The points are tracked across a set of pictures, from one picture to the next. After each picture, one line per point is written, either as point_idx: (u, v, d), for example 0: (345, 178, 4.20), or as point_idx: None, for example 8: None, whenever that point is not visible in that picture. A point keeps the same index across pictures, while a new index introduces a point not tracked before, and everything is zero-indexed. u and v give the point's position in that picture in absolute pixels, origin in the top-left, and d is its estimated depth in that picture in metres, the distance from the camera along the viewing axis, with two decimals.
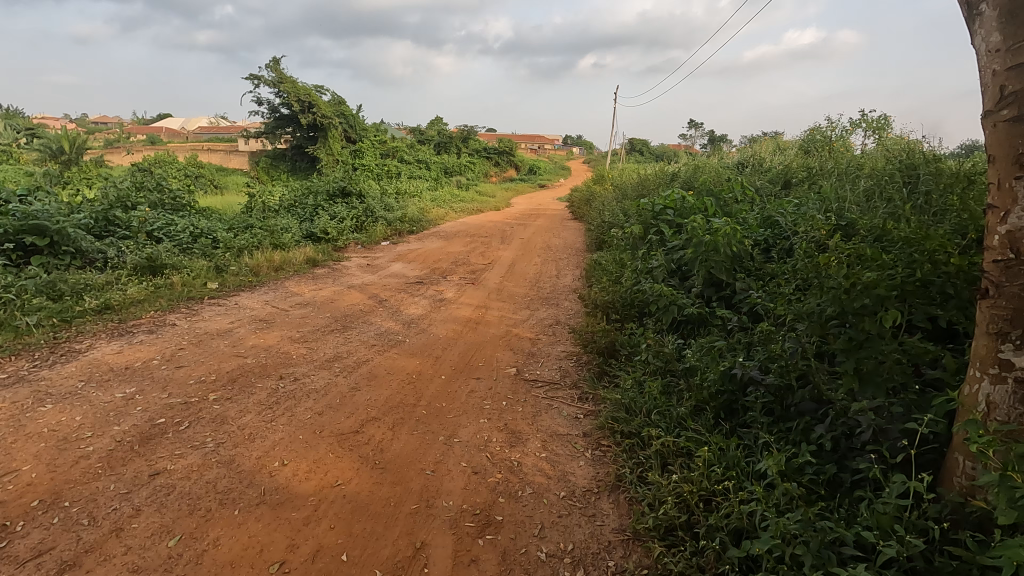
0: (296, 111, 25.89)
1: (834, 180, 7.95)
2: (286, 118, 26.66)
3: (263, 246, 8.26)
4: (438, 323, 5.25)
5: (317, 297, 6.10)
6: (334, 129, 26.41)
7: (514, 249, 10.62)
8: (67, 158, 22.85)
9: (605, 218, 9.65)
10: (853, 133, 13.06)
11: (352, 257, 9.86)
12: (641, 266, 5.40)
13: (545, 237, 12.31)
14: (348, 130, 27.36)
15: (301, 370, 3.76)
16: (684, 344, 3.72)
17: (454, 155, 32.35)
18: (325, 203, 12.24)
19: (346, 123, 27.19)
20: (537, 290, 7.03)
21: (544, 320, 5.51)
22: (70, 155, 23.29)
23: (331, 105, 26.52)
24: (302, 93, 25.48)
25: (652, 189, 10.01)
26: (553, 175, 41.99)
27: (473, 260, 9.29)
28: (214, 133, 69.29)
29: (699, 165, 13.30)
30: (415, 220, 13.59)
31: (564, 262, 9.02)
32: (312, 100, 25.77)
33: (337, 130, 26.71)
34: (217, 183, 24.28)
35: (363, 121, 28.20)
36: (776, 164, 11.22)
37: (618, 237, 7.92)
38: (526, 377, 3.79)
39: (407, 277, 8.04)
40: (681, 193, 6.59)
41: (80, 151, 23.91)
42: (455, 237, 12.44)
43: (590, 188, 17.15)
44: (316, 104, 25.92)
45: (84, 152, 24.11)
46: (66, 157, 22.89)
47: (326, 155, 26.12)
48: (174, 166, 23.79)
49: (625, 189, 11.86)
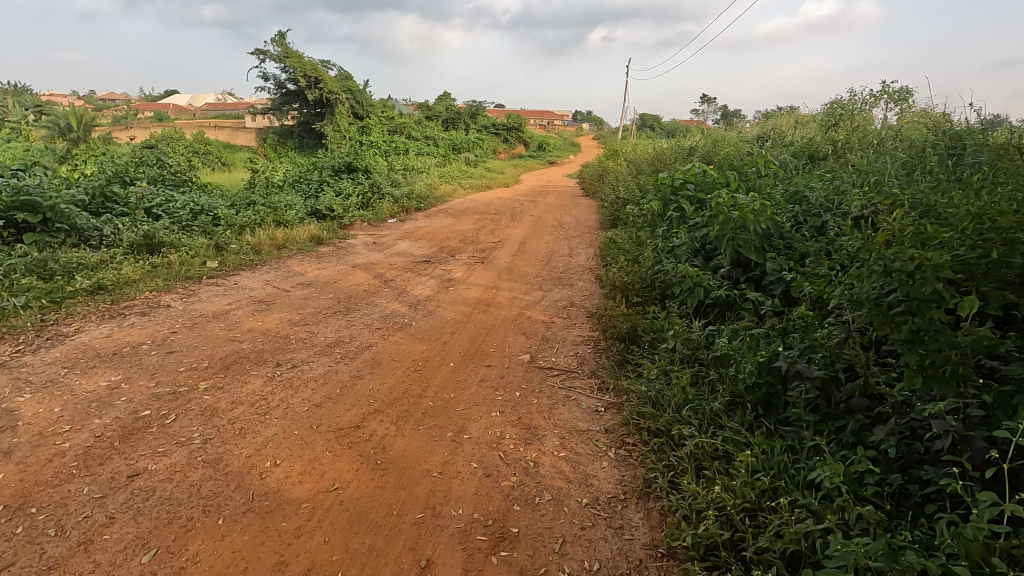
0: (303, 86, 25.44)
1: (863, 155, 7.55)
2: (292, 94, 26.21)
3: (266, 223, 8.01)
4: (446, 304, 4.98)
5: (320, 276, 5.85)
6: (341, 105, 25.95)
7: (524, 226, 10.30)
8: (74, 135, 22.62)
9: (620, 194, 9.29)
10: (876, 106, 12.57)
11: (358, 235, 9.58)
12: (661, 245, 5.08)
13: (556, 214, 11.96)
14: (354, 106, 26.88)
15: (300, 356, 3.51)
16: (713, 330, 3.43)
17: (462, 131, 31.77)
18: (330, 179, 11.92)
19: (353, 98, 26.70)
20: (549, 269, 6.74)
21: (557, 302, 5.22)
22: (78, 132, 23.09)
23: (337, 80, 26.03)
24: (308, 68, 25.09)
25: (669, 164, 9.60)
26: (562, 150, 41.24)
27: (482, 238, 8.99)
28: (220, 110, 69.11)
29: (715, 139, 12.83)
30: (423, 197, 13.25)
31: (577, 240, 8.70)
32: (319, 75, 25.33)
33: (344, 105, 26.25)
34: (224, 160, 24.00)
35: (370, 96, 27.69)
36: (798, 138, 10.76)
37: (635, 214, 7.56)
38: (540, 365, 3.53)
39: (414, 255, 7.75)
40: (703, 166, 6.22)
41: (89, 128, 23.80)
42: (463, 215, 12.12)
43: (601, 164, 16.71)
44: (323, 79, 25.44)
45: (92, 129, 23.98)
46: (75, 135, 22.72)
47: (333, 131, 25.70)
48: (181, 144, 23.59)
49: (639, 164, 11.44)
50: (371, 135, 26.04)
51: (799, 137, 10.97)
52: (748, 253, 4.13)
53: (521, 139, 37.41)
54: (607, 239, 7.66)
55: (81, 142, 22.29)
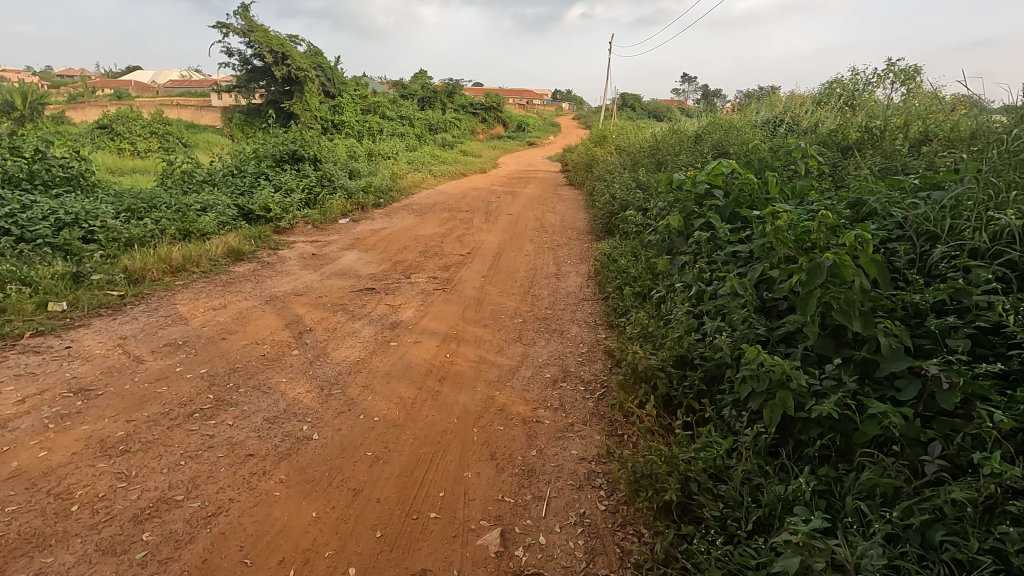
0: (270, 63, 23.08)
1: (913, 150, 6.13)
2: (258, 70, 23.79)
3: (166, 237, 6.22)
4: (379, 381, 3.36)
5: (209, 326, 4.15)
6: (311, 83, 23.47)
7: (501, 228, 8.69)
8: (18, 113, 19.87)
9: (614, 192, 7.74)
10: (885, 85, 11.40)
11: (297, 245, 7.81)
12: (695, 289, 3.52)
13: (536, 211, 10.35)
14: (325, 84, 24.42)
15: (63, 559, 1.87)
16: (840, 514, 1.92)
17: (437, 111, 29.70)
18: (270, 172, 10.02)
19: (322, 76, 24.36)
20: (531, 300, 5.17)
21: (544, 370, 3.64)
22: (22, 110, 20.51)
23: (304, 56, 23.66)
24: (275, 43, 22.73)
25: (672, 158, 8.00)
26: (541, 131, 39.47)
27: (447, 248, 7.32)
28: (181, 88, 65.51)
29: (713, 123, 11.32)
30: (383, 190, 11.43)
31: (565, 252, 7.09)
32: (285, 50, 23.02)
33: (315, 83, 23.78)
34: (189, 141, 21.68)
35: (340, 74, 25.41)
36: (814, 124, 9.30)
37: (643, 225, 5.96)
38: (518, 562, 1.97)
39: (359, 277, 6.05)
40: (732, 165, 4.70)
41: (34, 108, 21.35)
42: (430, 212, 10.44)
43: (586, 150, 15.04)
44: (291, 56, 23.13)
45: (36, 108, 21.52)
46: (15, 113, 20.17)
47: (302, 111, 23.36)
48: (138, 123, 21.38)
49: (634, 154, 9.83)
50: (342, 117, 23.91)
51: (812, 122, 9.52)
52: (847, 322, 2.59)
53: (498, 120, 35.43)
54: (604, 257, 6.05)
55: (25, 121, 19.64)
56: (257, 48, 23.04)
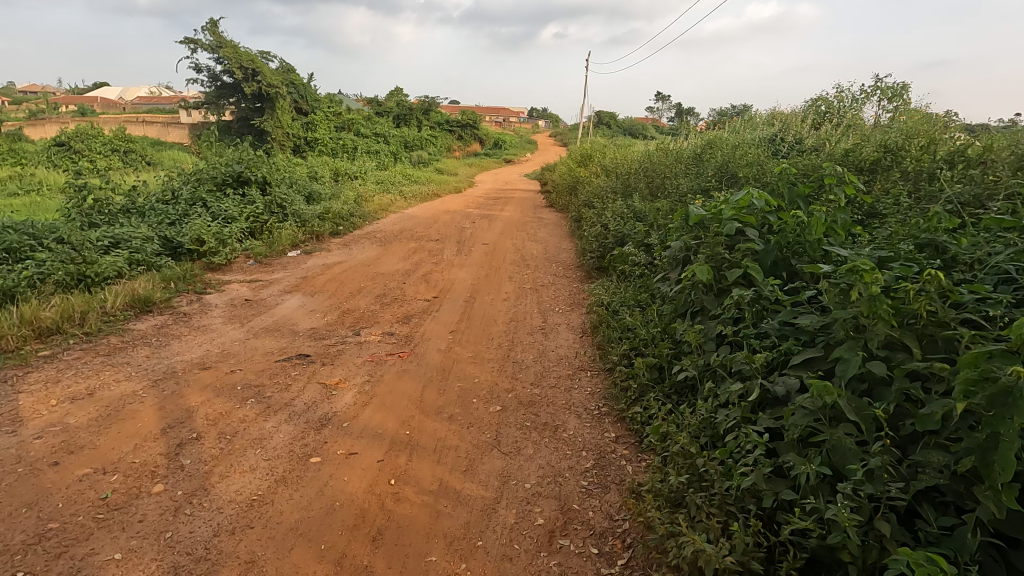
0: (238, 79, 21.03)
1: (965, 175, 5.15)
2: (229, 87, 21.82)
3: (33, 287, 4.93)
4: (278, 549, 2.15)
5: (48, 436, 2.87)
6: (284, 100, 21.66)
7: (475, 261, 7.56)
8: None
9: (607, 220, 6.69)
10: (874, 102, 10.89)
11: (231, 288, 6.52)
12: (755, 387, 2.39)
13: (516, 239, 9.24)
14: (297, 100, 22.84)
15: None
16: None
17: (412, 128, 28.55)
18: (209, 197, 8.69)
19: (294, 93, 22.76)
20: (513, 369, 4.02)
21: (533, 508, 2.47)
22: None
23: (275, 72, 21.87)
24: (244, 59, 20.58)
25: (674, 183, 6.92)
26: (518, 149, 38.71)
27: (411, 290, 6.12)
28: (147, 104, 63.33)
29: (706, 141, 10.41)
30: (343, 216, 10.15)
31: (552, 296, 5.93)
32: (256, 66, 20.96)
33: (287, 99, 22.07)
34: (149, 158, 20.06)
35: (313, 91, 24.03)
36: (824, 143, 8.35)
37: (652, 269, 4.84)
38: None
39: (295, 337, 4.82)
40: (762, 194, 3.70)
41: None
42: (396, 241, 9.27)
43: (569, 170, 13.96)
44: (261, 71, 21.12)
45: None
46: None
47: (275, 129, 21.59)
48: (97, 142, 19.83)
49: (625, 176, 8.75)
50: (314, 134, 22.72)
51: (821, 141, 8.56)
52: None
53: (476, 138, 34.36)
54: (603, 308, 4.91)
55: None
56: (224, 64, 21.02)
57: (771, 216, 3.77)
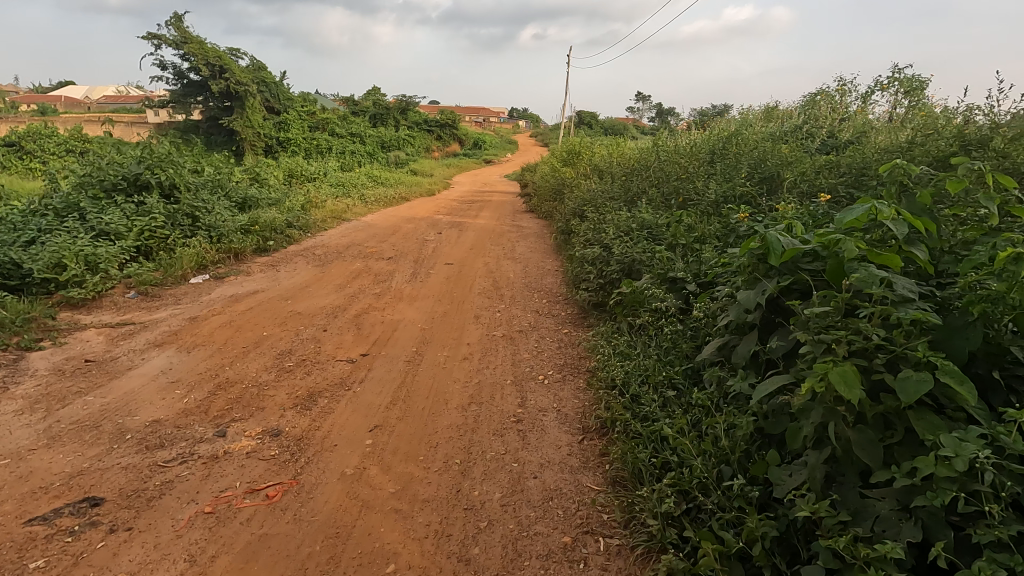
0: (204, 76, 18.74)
1: None
2: (196, 85, 19.49)
3: None
4: None
5: None
6: (253, 99, 19.56)
7: (435, 290, 5.75)
8: None
9: (610, 237, 4.96)
10: (915, 89, 9.36)
11: (78, 340, 4.61)
12: None
13: (490, 256, 7.46)
14: (267, 99, 20.67)
15: None
16: None
17: (387, 127, 26.58)
18: (91, 207, 6.74)
19: (265, 92, 20.62)
20: (464, 529, 2.23)
21: None
22: None
23: (245, 69, 19.61)
24: (211, 56, 18.43)
25: (698, 188, 5.18)
26: (499, 150, 36.98)
27: (333, 341, 4.29)
28: (108, 105, 60.27)
29: (719, 133, 8.76)
30: (276, 228, 8.21)
31: (533, 351, 4.13)
32: (223, 62, 18.72)
33: (257, 99, 19.91)
34: None
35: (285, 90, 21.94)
36: (873, 137, 6.67)
37: (699, 328, 3.08)
38: None
39: (113, 443, 2.95)
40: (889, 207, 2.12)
41: None
42: (340, 260, 7.42)
43: (554, 170, 12.21)
44: (230, 68, 18.75)
45: None
46: None
47: (244, 128, 19.22)
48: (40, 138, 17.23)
49: (625, 179, 7.00)
50: (284, 135, 20.66)
51: (869, 135, 6.87)
52: None
53: (455, 138, 32.37)
54: (618, 389, 3.13)
55: None
56: (189, 59, 18.77)
57: (919, 250, 2.12)
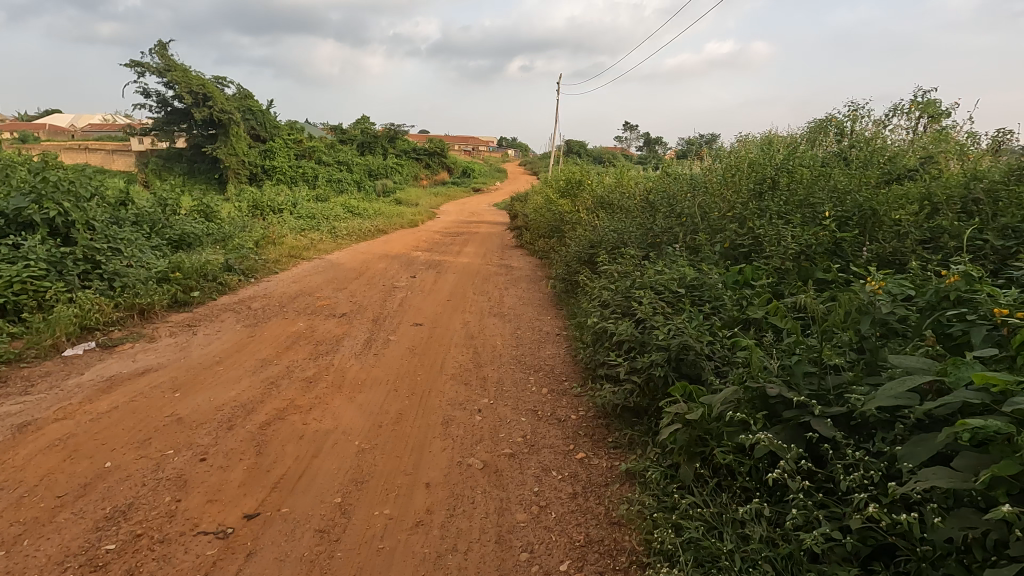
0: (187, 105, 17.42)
1: None
2: (179, 111, 18.02)
3: None
4: None
5: None
6: (238, 127, 18.18)
7: (394, 369, 4.16)
8: None
9: (640, 302, 3.43)
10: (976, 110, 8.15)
11: None
12: None
13: (474, 311, 5.89)
14: (253, 128, 19.37)
15: None
16: None
17: (375, 155, 25.23)
18: None
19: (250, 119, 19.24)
20: None
21: None
22: None
23: (230, 97, 18.26)
24: (196, 84, 17.15)
25: (761, 231, 3.70)
26: (489, 178, 35.77)
27: (208, 483, 2.66)
28: (94, 132, 58.86)
29: (752, 157, 7.39)
30: (202, 274, 6.60)
31: (530, 502, 2.53)
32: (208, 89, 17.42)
33: (243, 126, 18.46)
34: None
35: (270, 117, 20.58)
36: (959, 166, 5.22)
37: (871, 540, 1.53)
38: None
39: None
40: None
41: None
42: (284, 317, 5.80)
43: (552, 200, 10.79)
44: (214, 95, 17.42)
45: None
46: None
47: (229, 156, 17.76)
48: None
49: (644, 214, 5.52)
50: (272, 162, 19.29)
51: (953, 163, 5.46)
52: None
53: (444, 166, 31.08)
54: None
55: None
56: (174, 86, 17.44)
57: None
